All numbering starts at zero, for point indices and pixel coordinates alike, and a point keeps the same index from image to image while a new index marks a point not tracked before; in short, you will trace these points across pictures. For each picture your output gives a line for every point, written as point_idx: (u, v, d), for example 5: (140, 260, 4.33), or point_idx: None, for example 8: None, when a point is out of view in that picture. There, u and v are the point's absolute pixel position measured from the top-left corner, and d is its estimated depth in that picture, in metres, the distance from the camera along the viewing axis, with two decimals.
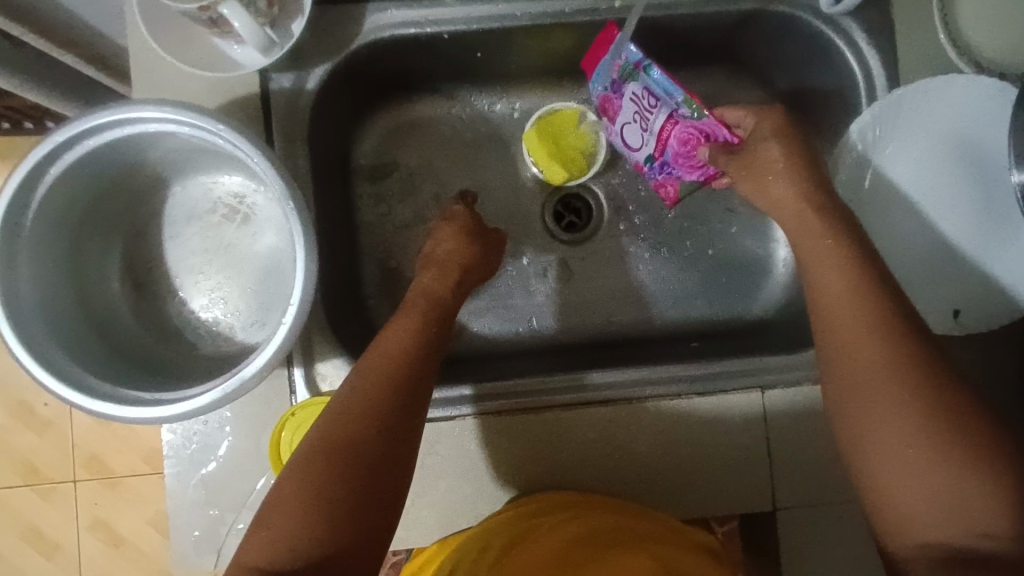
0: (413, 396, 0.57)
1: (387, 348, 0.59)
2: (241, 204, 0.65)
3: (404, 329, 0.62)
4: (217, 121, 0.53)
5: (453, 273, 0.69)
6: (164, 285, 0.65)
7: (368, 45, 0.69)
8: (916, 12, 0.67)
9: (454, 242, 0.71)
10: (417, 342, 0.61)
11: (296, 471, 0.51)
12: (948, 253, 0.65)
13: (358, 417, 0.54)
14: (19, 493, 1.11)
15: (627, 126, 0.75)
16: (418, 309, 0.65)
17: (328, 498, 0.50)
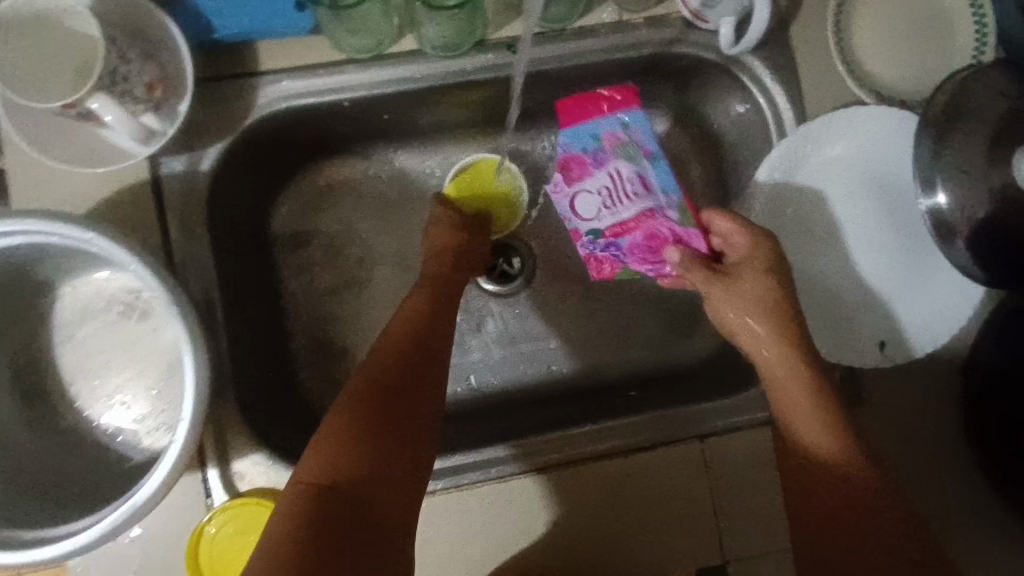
0: (432, 358, 0.59)
1: (392, 329, 0.60)
2: (138, 299, 0.61)
3: (417, 304, 0.63)
4: (88, 230, 0.50)
5: (444, 255, 0.69)
6: (60, 396, 0.61)
7: (264, 119, 0.65)
8: (817, 45, 0.67)
9: (444, 229, 0.71)
10: (421, 321, 0.61)
11: (342, 412, 0.52)
12: (864, 288, 0.66)
13: (372, 384, 0.54)
14: None
15: (584, 196, 0.69)
16: (425, 287, 0.66)
17: (373, 436, 0.51)
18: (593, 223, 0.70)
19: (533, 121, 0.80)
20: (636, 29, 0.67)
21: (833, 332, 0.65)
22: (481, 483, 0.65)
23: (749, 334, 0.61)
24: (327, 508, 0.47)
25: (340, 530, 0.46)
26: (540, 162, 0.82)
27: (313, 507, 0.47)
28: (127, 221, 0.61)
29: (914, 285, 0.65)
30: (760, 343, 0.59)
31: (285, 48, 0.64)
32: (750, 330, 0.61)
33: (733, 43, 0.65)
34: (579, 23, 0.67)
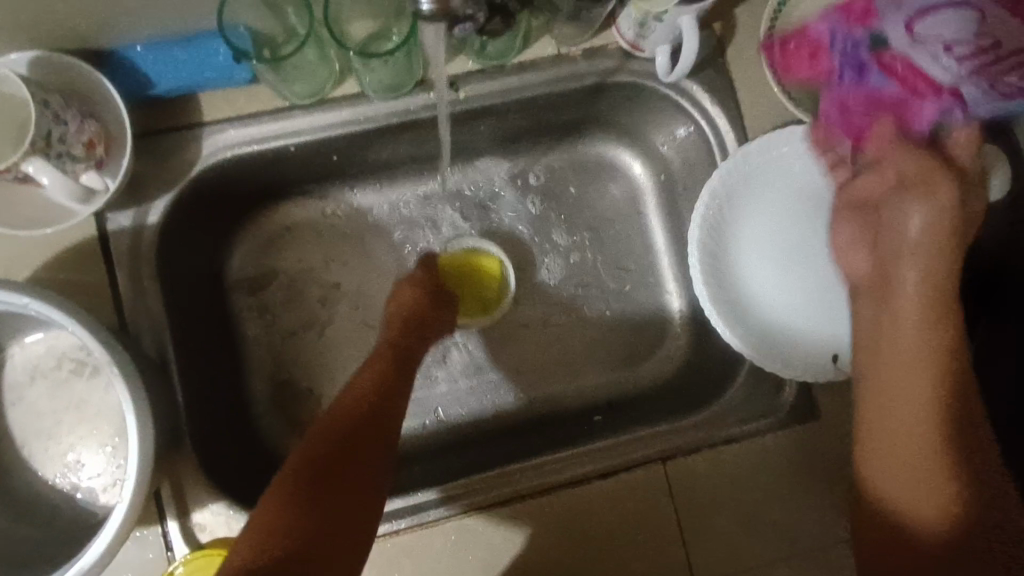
0: (379, 428, 0.58)
1: (343, 403, 0.59)
2: (88, 356, 0.61)
3: (371, 372, 0.63)
4: (25, 294, 0.50)
5: (401, 319, 0.68)
6: (11, 456, 0.60)
7: (211, 168, 0.66)
8: (752, 68, 0.69)
9: (407, 294, 0.70)
10: (373, 392, 0.60)
11: (274, 493, 0.52)
12: (807, 305, 0.67)
13: (308, 460, 0.54)
14: None
15: (948, 24, 0.58)
16: (384, 355, 0.65)
17: (304, 513, 0.51)
18: (886, 28, 0.60)
19: (486, 152, 0.81)
20: (576, 61, 0.69)
21: (785, 347, 0.65)
22: (443, 518, 0.64)
23: (934, 203, 0.59)
24: None
25: None
26: (495, 193, 0.83)
27: None
28: (76, 277, 0.61)
29: (839, 306, 0.67)
30: (932, 215, 0.59)
31: (229, 97, 0.65)
32: (936, 198, 0.59)
33: (669, 71, 0.66)
34: (519, 58, 0.68)
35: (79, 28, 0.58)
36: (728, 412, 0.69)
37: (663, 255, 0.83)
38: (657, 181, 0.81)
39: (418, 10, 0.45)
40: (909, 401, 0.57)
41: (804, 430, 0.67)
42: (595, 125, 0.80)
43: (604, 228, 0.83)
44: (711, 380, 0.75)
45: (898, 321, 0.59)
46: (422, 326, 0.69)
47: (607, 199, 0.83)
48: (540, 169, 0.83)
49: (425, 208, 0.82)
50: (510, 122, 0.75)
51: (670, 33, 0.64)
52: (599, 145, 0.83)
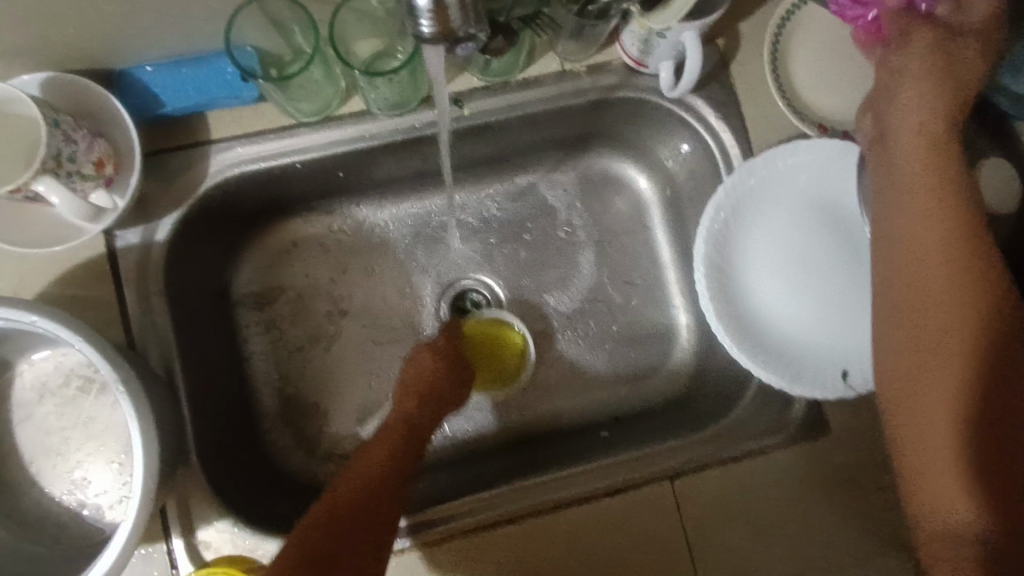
0: (387, 504, 0.58)
1: (360, 477, 0.60)
2: (96, 373, 0.61)
3: (381, 446, 0.64)
4: (32, 312, 0.50)
5: (420, 388, 0.68)
6: (19, 473, 0.60)
7: (218, 186, 0.66)
8: (756, 83, 0.69)
9: (424, 364, 0.71)
10: (382, 465, 0.61)
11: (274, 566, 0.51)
12: (817, 319, 0.66)
13: (313, 534, 0.54)
14: None
15: None
16: (396, 429, 0.66)
17: None
18: None
19: (491, 168, 0.81)
20: (579, 77, 0.69)
21: (793, 364, 0.64)
22: (443, 534, 0.63)
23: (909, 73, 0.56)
24: None
25: None
26: (500, 208, 0.83)
27: None
28: (84, 295, 0.62)
29: (854, 319, 0.65)
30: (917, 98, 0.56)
31: (236, 115, 0.66)
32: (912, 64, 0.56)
33: (672, 86, 0.66)
34: (523, 75, 0.69)
35: (89, 49, 0.59)
36: (736, 429, 0.68)
37: (669, 268, 0.82)
38: (662, 196, 0.81)
39: (419, 34, 0.45)
40: (939, 365, 0.50)
41: (814, 446, 0.66)
42: (600, 140, 0.80)
43: (610, 243, 0.83)
44: (719, 396, 0.75)
45: (910, 225, 0.54)
46: (437, 400, 0.69)
47: (613, 213, 0.83)
48: (545, 184, 0.83)
49: (431, 223, 0.82)
50: (515, 137, 0.75)
51: (674, 49, 0.64)
52: (604, 160, 0.83)
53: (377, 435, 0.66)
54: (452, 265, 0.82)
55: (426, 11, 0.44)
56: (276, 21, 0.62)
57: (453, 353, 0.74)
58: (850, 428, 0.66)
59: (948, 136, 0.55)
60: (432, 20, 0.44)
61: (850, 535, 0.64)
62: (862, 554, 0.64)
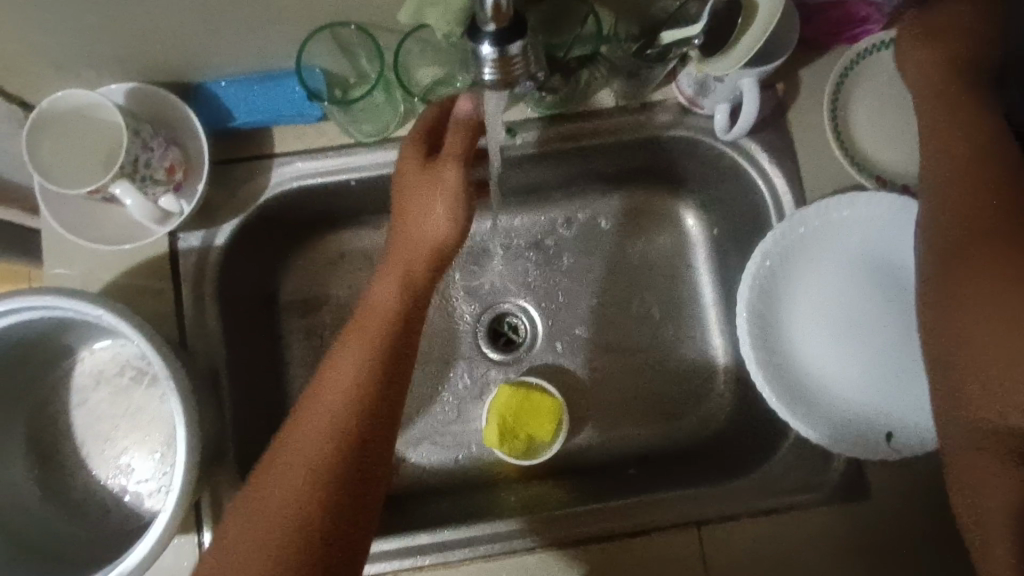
0: (372, 416, 0.57)
1: (305, 439, 0.55)
2: (148, 365, 0.65)
3: (352, 364, 0.58)
4: (98, 307, 0.53)
5: (403, 278, 0.63)
6: (70, 455, 0.63)
7: (278, 197, 0.70)
8: (813, 132, 0.68)
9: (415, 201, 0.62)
10: (355, 381, 0.57)
11: (246, 530, 0.52)
12: (865, 377, 0.63)
13: (281, 468, 0.55)
14: None
15: None
16: (370, 333, 0.60)
17: (285, 543, 0.51)
18: None
19: (538, 196, 0.82)
20: (633, 113, 0.70)
21: (834, 423, 0.61)
22: (451, 561, 0.64)
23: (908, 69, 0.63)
24: None
25: None
26: (546, 237, 0.84)
27: None
28: (144, 293, 0.65)
29: (905, 380, 0.62)
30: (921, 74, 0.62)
31: (300, 132, 0.69)
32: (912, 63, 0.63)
33: (727, 128, 0.66)
34: (577, 108, 0.70)
35: (174, 63, 0.63)
36: (769, 481, 0.66)
37: (710, 308, 0.81)
38: (709, 236, 0.81)
39: (481, 79, 0.46)
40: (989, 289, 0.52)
41: (853, 507, 0.63)
42: (650, 176, 0.81)
43: (653, 277, 0.83)
44: (753, 444, 0.73)
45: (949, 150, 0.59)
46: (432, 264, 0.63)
47: (657, 248, 0.83)
48: (591, 216, 0.84)
49: (476, 244, 0.84)
50: (564, 168, 0.77)
51: (731, 92, 0.64)
52: (653, 196, 0.83)
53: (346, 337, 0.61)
54: (494, 288, 0.84)
55: (490, 60, 0.44)
56: (344, 46, 0.64)
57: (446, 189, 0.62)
58: (889, 494, 0.63)
59: (952, 70, 0.61)
60: (495, 68, 0.45)
61: None
62: None
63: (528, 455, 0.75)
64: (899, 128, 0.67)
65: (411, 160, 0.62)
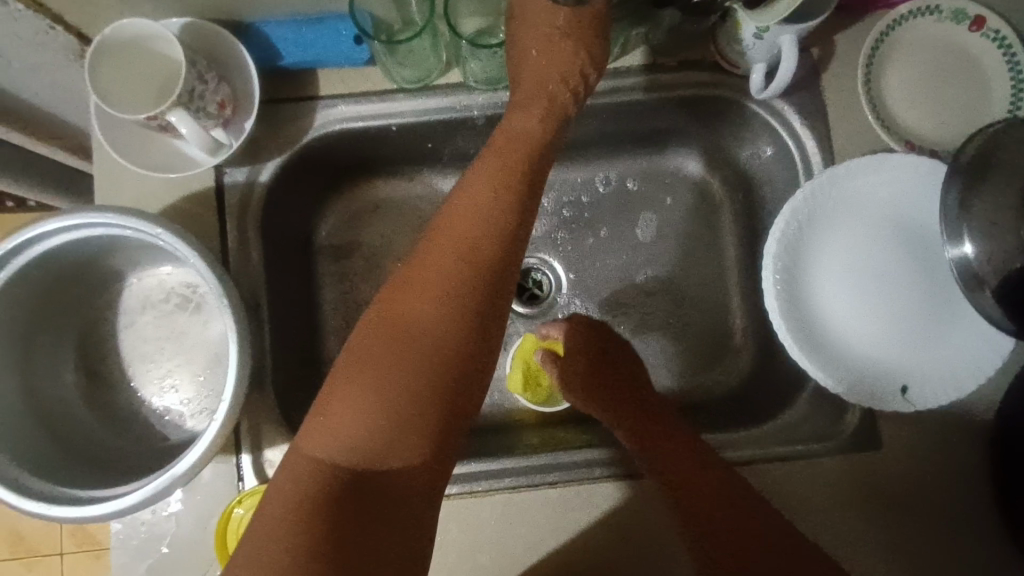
0: (503, 250, 0.61)
1: (437, 294, 0.59)
2: (194, 293, 0.67)
3: (481, 194, 0.61)
4: (157, 225, 0.56)
5: (526, 117, 0.64)
6: (117, 374, 0.66)
7: (319, 139, 0.72)
8: (845, 93, 0.70)
9: (544, 55, 0.64)
10: (485, 215, 0.61)
11: (383, 350, 0.57)
12: (886, 333, 0.65)
13: (418, 289, 0.59)
14: (8, 566, 1.26)
15: None
16: (497, 163, 0.63)
17: (428, 363, 0.57)
18: None
19: (568, 155, 0.85)
20: (669, 71, 0.72)
21: (855, 378, 0.63)
22: (482, 489, 0.67)
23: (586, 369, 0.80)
24: (346, 480, 0.53)
25: (376, 503, 0.53)
26: (574, 197, 0.87)
27: (331, 480, 0.53)
28: (191, 224, 0.68)
29: (923, 340, 0.64)
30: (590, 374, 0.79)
31: (344, 75, 0.71)
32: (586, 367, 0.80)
33: (761, 90, 0.67)
34: (615, 64, 0.72)
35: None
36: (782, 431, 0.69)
37: (732, 270, 0.84)
38: (734, 199, 0.84)
39: None
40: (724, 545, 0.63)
41: (866, 457, 0.65)
42: (680, 138, 0.82)
43: (676, 238, 0.86)
44: (768, 398, 0.76)
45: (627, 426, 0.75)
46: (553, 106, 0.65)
47: (683, 210, 0.86)
48: (618, 179, 0.86)
49: None
50: (596, 124, 0.79)
51: (768, 51, 0.65)
52: (679, 160, 0.85)
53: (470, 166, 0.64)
54: None
55: None
56: None
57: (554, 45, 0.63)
58: (904, 444, 0.65)
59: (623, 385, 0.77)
60: None
61: (893, 552, 0.64)
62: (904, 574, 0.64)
63: (550, 402, 0.78)
64: (926, 95, 0.69)
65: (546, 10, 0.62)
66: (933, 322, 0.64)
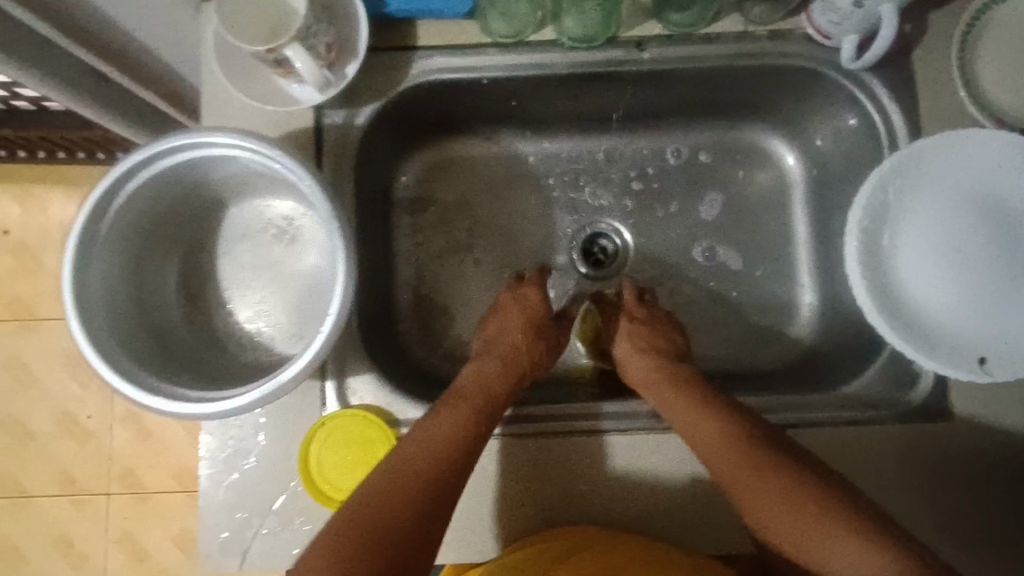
0: (460, 478, 0.61)
1: (392, 493, 0.58)
2: (290, 226, 0.71)
3: (453, 422, 0.64)
4: (275, 147, 0.59)
5: (498, 362, 0.71)
6: (214, 297, 0.70)
7: (415, 88, 0.75)
8: (935, 68, 0.70)
9: (516, 333, 0.74)
10: (456, 442, 0.62)
11: (338, 538, 0.55)
12: (961, 305, 0.65)
13: (388, 482, 0.58)
14: (57, 502, 1.31)
15: None
16: (469, 404, 0.66)
17: (380, 561, 0.54)
18: None
19: (643, 123, 0.87)
20: (760, 40, 0.73)
21: (931, 347, 0.64)
22: (551, 432, 0.71)
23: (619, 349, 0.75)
24: None
25: None
26: (643, 167, 0.89)
27: None
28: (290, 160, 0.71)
29: (1003, 313, 0.64)
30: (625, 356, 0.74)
31: (443, 28, 0.74)
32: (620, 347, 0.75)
33: (853, 60, 0.69)
34: (707, 30, 0.74)
35: None
36: (848, 397, 0.70)
37: (801, 245, 0.85)
38: (808, 176, 0.85)
39: None
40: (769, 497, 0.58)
41: (931, 429, 0.66)
42: (757, 112, 0.84)
43: (743, 211, 0.87)
44: (831, 370, 0.77)
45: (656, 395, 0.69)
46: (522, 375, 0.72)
47: (753, 184, 0.87)
48: (691, 151, 0.88)
49: (580, 164, 0.89)
50: (679, 92, 0.80)
51: (864, 22, 0.67)
52: (753, 135, 0.86)
53: (441, 405, 0.65)
54: (590, 207, 0.89)
55: None
56: None
57: (531, 317, 0.75)
58: (976, 416, 0.66)
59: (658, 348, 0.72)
60: None
61: (958, 522, 0.64)
62: (962, 548, 0.64)
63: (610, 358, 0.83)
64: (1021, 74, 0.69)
65: (534, 298, 0.77)
66: (1014, 297, 0.64)
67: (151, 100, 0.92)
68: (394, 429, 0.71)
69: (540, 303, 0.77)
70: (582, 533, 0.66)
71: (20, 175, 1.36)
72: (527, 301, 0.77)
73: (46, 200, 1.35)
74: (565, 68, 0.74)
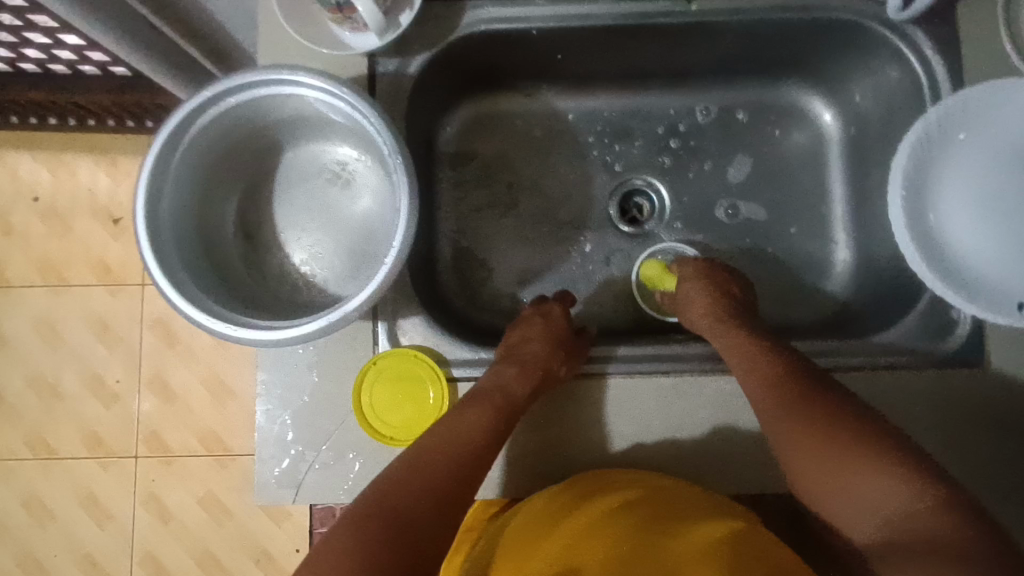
0: (477, 475, 0.63)
1: (415, 482, 0.59)
2: (344, 170, 0.72)
3: (477, 420, 0.66)
4: (341, 84, 0.61)
5: (517, 367, 0.72)
6: (270, 238, 0.72)
7: (466, 37, 0.76)
8: (979, 21, 0.72)
9: (538, 340, 0.74)
10: (479, 437, 0.65)
11: (361, 517, 0.56)
12: (1000, 252, 0.67)
13: (412, 471, 0.60)
14: (83, 463, 1.33)
15: None
16: (492, 403, 0.68)
17: (403, 539, 0.55)
18: None
19: (683, 81, 0.88)
20: None
21: (970, 291, 0.66)
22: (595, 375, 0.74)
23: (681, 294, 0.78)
24: None
25: None
26: (680, 125, 0.90)
27: None
28: None
29: None
30: (688, 298, 0.77)
31: None
32: (684, 291, 0.78)
33: (899, 10, 0.71)
34: None
35: None
36: (884, 345, 0.72)
37: (835, 203, 0.87)
38: (845, 134, 0.86)
39: None
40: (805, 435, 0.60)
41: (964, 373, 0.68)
42: (795, 70, 0.85)
43: (779, 169, 0.89)
44: (865, 321, 0.78)
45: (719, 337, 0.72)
46: (543, 378, 0.71)
47: (789, 143, 0.89)
48: (729, 110, 0.89)
49: (618, 122, 0.90)
50: (721, 48, 0.82)
51: None
52: (790, 93, 0.88)
53: (467, 403, 0.67)
54: (628, 164, 0.90)
55: None
56: None
57: (554, 330, 0.76)
58: (1011, 360, 0.68)
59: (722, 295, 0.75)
60: None
61: (991, 463, 0.66)
62: (994, 487, 0.66)
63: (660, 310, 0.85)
64: None
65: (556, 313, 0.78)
66: None
67: (194, 53, 0.94)
68: (444, 368, 0.74)
69: (563, 320, 0.78)
70: (604, 474, 0.67)
71: (52, 140, 1.37)
72: (551, 317, 0.78)
73: (77, 165, 1.37)
74: (612, 18, 0.76)
